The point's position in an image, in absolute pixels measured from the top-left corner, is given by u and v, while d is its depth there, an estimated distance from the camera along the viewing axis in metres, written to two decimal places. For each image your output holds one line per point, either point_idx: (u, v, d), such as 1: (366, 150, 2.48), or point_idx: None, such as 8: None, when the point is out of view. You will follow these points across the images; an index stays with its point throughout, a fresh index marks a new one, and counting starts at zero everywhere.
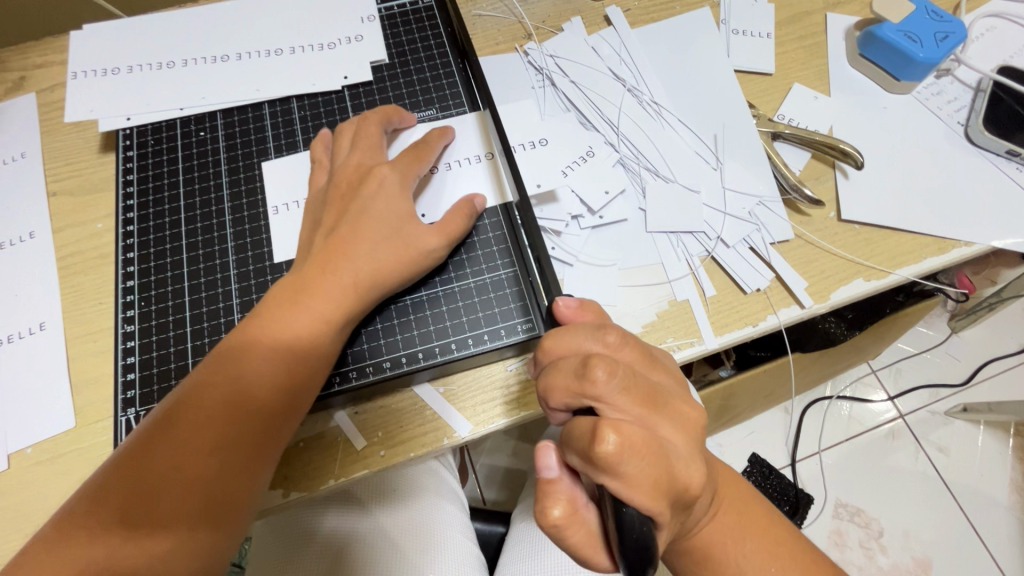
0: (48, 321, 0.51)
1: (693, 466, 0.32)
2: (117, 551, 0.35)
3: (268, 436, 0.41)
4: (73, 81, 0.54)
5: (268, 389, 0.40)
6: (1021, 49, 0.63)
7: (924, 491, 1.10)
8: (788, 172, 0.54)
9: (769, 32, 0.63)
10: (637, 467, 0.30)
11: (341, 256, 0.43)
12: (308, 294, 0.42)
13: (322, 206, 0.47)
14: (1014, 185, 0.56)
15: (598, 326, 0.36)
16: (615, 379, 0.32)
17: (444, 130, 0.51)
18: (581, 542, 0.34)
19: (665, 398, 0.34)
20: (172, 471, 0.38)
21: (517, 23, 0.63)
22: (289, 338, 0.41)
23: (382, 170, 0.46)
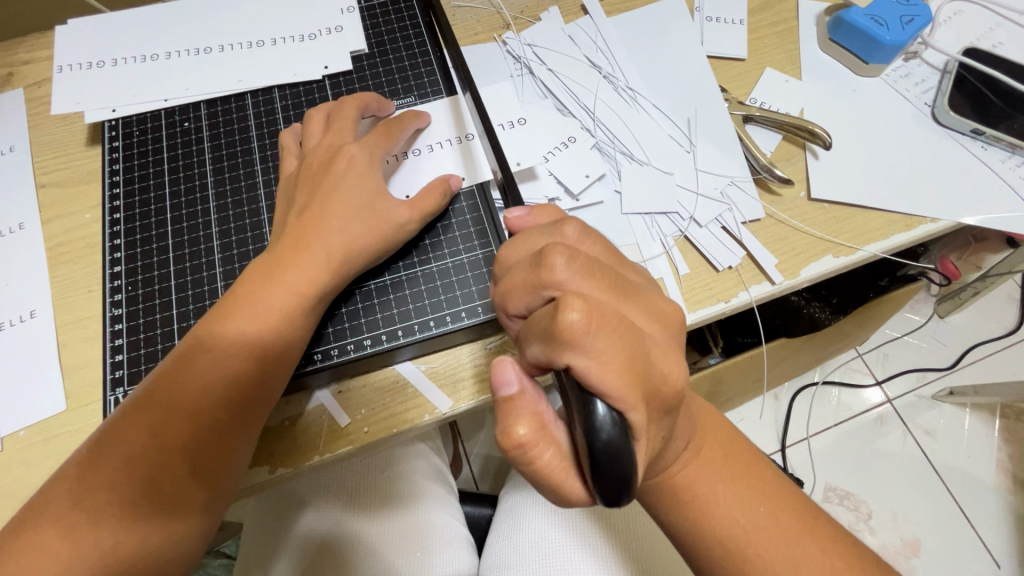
0: (39, 309, 0.52)
1: (669, 357, 0.32)
2: (86, 533, 0.38)
3: (246, 406, 0.42)
4: (59, 74, 0.55)
5: (244, 365, 0.41)
6: (987, 32, 0.65)
7: (911, 473, 1.12)
8: (759, 154, 0.56)
9: (741, 19, 0.64)
10: (605, 345, 0.29)
11: (315, 235, 0.44)
12: (281, 269, 0.43)
13: (293, 187, 0.48)
14: (980, 164, 0.58)
15: (556, 223, 0.37)
16: (575, 266, 0.32)
17: (416, 113, 0.53)
18: (550, 463, 0.32)
19: (633, 286, 0.34)
20: (154, 448, 0.40)
21: (496, 14, 0.64)
22: (256, 319, 0.42)
23: (350, 149, 0.47)
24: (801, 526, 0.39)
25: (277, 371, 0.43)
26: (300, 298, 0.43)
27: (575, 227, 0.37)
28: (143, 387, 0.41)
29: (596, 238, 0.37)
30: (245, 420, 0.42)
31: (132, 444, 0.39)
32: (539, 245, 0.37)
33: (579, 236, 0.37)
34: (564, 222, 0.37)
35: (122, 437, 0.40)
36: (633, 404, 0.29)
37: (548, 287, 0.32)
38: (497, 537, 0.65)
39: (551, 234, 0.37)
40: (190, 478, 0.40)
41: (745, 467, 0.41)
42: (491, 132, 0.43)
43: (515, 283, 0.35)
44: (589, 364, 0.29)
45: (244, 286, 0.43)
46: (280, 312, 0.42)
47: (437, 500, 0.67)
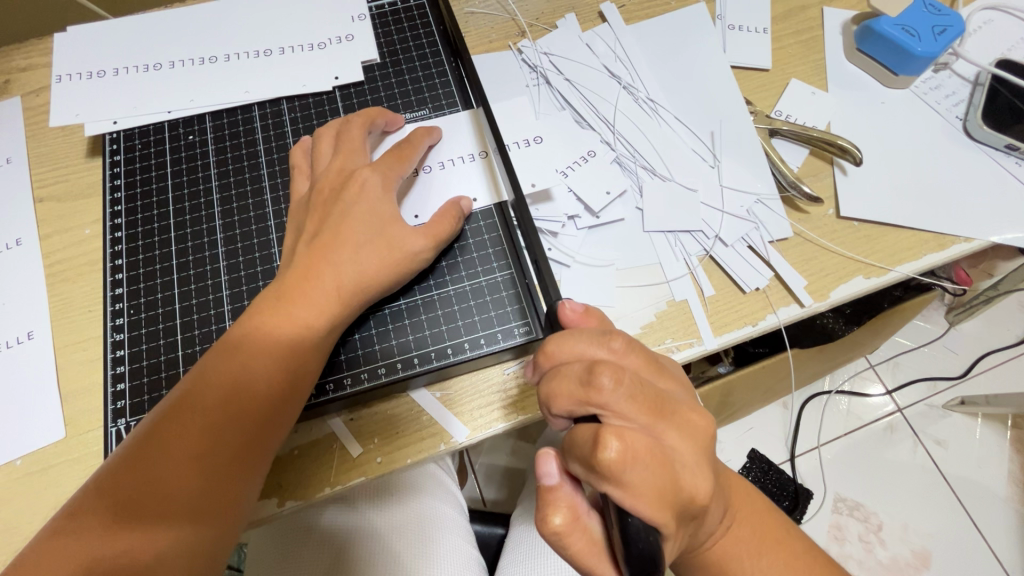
0: (37, 330, 0.50)
1: (703, 478, 0.31)
2: (110, 551, 0.35)
3: (274, 417, 0.40)
4: (57, 85, 0.53)
5: (259, 396, 0.40)
6: (1019, 42, 0.63)
7: (923, 485, 1.11)
8: (787, 169, 0.54)
9: (765, 27, 0.62)
10: (640, 476, 0.29)
11: (324, 261, 0.42)
12: (290, 299, 0.41)
13: (305, 211, 0.46)
14: (1013, 180, 0.56)
15: (603, 332, 0.35)
16: (621, 388, 0.31)
17: (430, 130, 0.50)
18: (583, 550, 0.32)
19: (672, 403, 0.32)
20: (164, 489, 0.37)
21: (511, 21, 0.62)
22: (270, 345, 0.41)
23: (364, 173, 0.45)
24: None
25: (289, 403, 0.41)
26: (310, 328, 0.41)
27: (622, 340, 0.34)
28: (150, 421, 0.39)
29: (641, 349, 0.35)
30: (259, 454, 0.40)
31: (137, 486, 0.37)
32: (582, 351, 0.35)
33: (625, 349, 0.34)
34: (611, 333, 0.34)
35: (127, 479, 0.37)
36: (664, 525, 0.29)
37: (590, 406, 0.32)
38: (508, 562, 0.63)
39: (598, 342, 0.34)
40: (201, 519, 0.38)
41: (778, 541, 0.40)
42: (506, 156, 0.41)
43: (555, 391, 0.33)
44: (629, 490, 0.29)
45: (255, 313, 0.42)
46: (291, 341, 0.41)
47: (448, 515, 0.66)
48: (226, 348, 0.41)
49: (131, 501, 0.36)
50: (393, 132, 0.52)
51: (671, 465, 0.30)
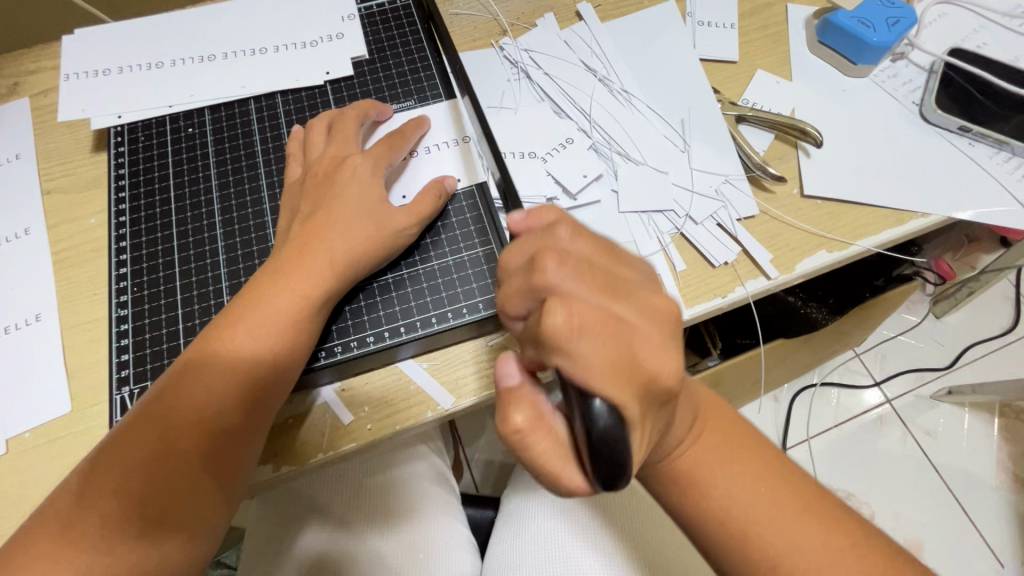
0: (44, 312, 0.53)
1: (666, 357, 0.31)
2: (111, 516, 0.38)
3: (265, 394, 0.43)
4: (65, 83, 0.56)
5: (252, 372, 0.42)
6: (972, 33, 0.66)
7: (912, 473, 1.13)
8: (752, 152, 0.57)
9: (732, 23, 0.66)
10: (590, 346, 0.29)
11: (318, 237, 0.46)
12: (287, 271, 0.45)
13: (300, 195, 0.49)
14: (968, 160, 0.59)
15: (549, 225, 0.36)
16: (566, 268, 0.32)
17: (419, 120, 0.54)
18: (546, 451, 0.33)
19: (626, 285, 0.33)
20: (163, 450, 0.40)
21: (492, 21, 0.66)
22: (266, 313, 0.43)
23: (355, 160, 0.49)
24: (801, 508, 0.40)
25: (279, 381, 0.43)
26: (307, 299, 0.44)
27: (567, 229, 0.36)
28: (151, 395, 0.42)
29: (590, 238, 0.36)
30: (252, 426, 0.42)
31: (141, 451, 0.39)
32: (529, 250, 0.36)
33: (571, 236, 0.35)
34: (555, 224, 0.36)
35: (131, 444, 0.40)
36: (628, 401, 0.29)
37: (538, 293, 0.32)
38: (499, 540, 0.65)
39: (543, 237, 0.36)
40: (197, 486, 0.40)
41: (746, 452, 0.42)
42: (487, 140, 0.44)
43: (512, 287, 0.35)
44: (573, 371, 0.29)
45: (255, 286, 0.45)
46: (289, 309, 0.44)
47: (438, 500, 0.67)
48: (219, 328, 0.43)
49: (134, 465, 0.39)
50: (383, 122, 0.56)
51: (628, 340, 0.30)
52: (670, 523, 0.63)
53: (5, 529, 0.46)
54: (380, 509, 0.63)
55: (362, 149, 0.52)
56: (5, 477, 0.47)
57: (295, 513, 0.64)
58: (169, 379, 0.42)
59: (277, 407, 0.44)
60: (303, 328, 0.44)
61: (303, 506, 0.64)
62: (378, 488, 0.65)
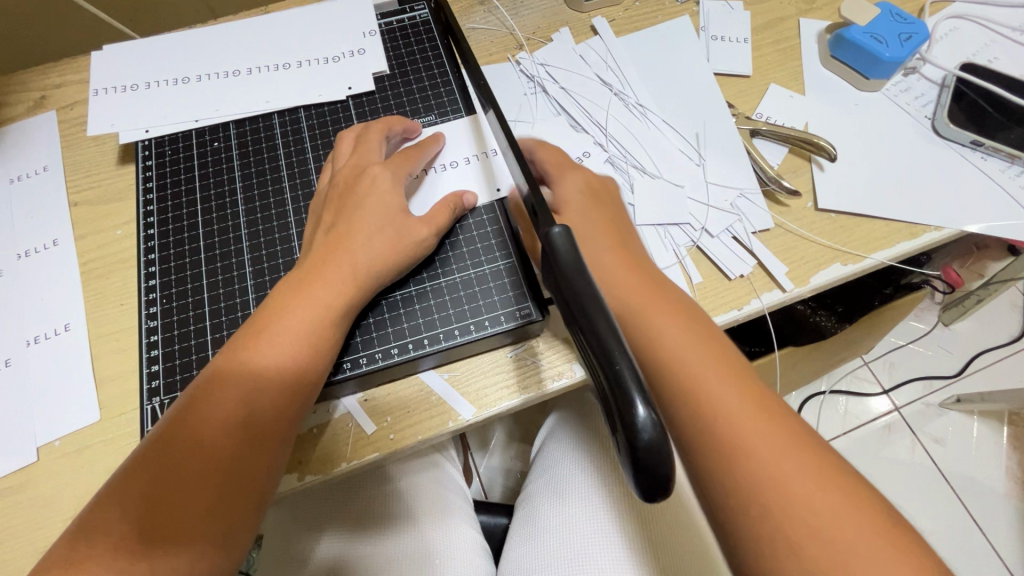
0: (73, 322, 0.54)
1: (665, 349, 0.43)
2: (139, 521, 0.38)
3: (291, 402, 0.43)
4: (94, 97, 0.58)
5: (279, 380, 0.43)
6: (983, 47, 0.67)
7: (921, 482, 1.13)
8: (766, 166, 0.58)
9: (746, 37, 0.67)
10: None
11: (342, 248, 0.47)
12: (315, 281, 0.46)
13: (323, 205, 0.51)
14: (980, 174, 0.60)
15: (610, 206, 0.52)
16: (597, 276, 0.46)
17: (436, 136, 0.56)
18: None
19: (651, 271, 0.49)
20: (193, 456, 0.40)
21: (509, 35, 0.67)
22: (295, 322, 0.44)
23: (375, 169, 0.51)
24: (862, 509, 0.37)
25: (304, 389, 0.44)
26: (329, 307, 0.46)
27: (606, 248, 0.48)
28: (182, 401, 0.43)
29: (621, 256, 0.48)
30: (274, 434, 0.43)
31: (166, 458, 0.40)
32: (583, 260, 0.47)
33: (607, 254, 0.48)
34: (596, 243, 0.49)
35: (159, 451, 0.41)
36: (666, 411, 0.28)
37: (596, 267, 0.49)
38: (515, 546, 0.66)
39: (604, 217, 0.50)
40: (220, 494, 0.40)
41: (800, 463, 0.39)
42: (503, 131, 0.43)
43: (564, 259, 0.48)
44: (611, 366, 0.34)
45: (283, 296, 0.46)
46: (316, 319, 0.45)
47: (453, 509, 0.68)
48: (249, 336, 0.45)
49: (161, 471, 0.40)
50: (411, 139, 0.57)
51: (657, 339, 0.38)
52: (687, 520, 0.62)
53: (35, 536, 0.47)
54: (398, 514, 0.64)
55: (385, 158, 0.53)
56: (36, 483, 0.48)
57: (313, 518, 0.65)
58: (199, 385, 0.43)
59: (302, 416, 0.45)
60: (324, 335, 0.45)
61: (322, 512, 0.65)
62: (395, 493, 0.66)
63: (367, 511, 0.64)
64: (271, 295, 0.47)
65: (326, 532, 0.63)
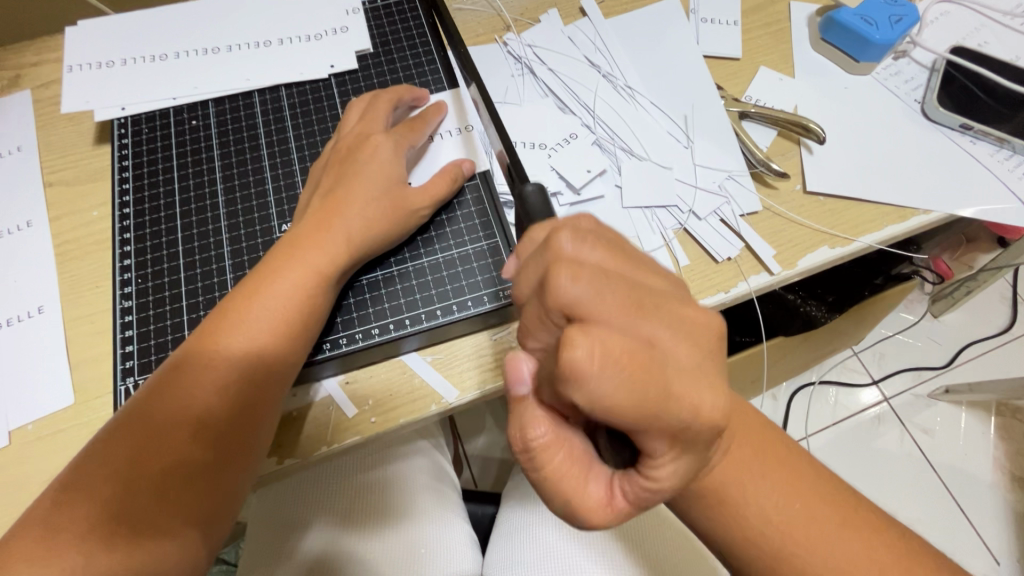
0: (47, 304, 0.53)
1: (696, 381, 0.30)
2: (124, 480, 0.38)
3: (278, 368, 0.43)
4: (68, 74, 0.56)
5: (265, 347, 0.43)
6: (974, 32, 0.67)
7: (909, 472, 1.13)
8: (755, 148, 0.58)
9: (736, 20, 0.66)
10: (619, 390, 0.28)
11: (333, 215, 0.46)
12: (305, 248, 0.45)
13: (322, 168, 0.50)
14: (969, 158, 0.60)
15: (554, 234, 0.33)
16: (583, 283, 0.29)
17: (439, 104, 0.54)
18: (562, 465, 0.33)
19: (652, 298, 0.31)
20: (178, 419, 0.40)
21: (496, 16, 0.66)
22: (281, 290, 0.43)
23: (379, 138, 0.49)
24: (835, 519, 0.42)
25: (292, 356, 0.44)
26: (318, 274, 0.44)
27: (571, 237, 0.33)
28: (170, 363, 0.42)
29: (598, 243, 0.33)
30: (255, 417, 0.42)
31: (147, 428, 0.40)
32: (539, 266, 0.33)
33: (576, 246, 0.33)
34: (556, 233, 0.33)
35: (135, 428, 0.40)
36: (607, 379, 0.27)
37: (560, 314, 0.30)
38: (501, 534, 0.66)
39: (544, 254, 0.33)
40: (205, 465, 0.40)
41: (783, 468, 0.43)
42: (497, 130, 0.43)
43: (561, 462, 0.33)
44: (583, 398, 0.27)
45: (271, 261, 0.45)
46: (303, 287, 0.44)
47: (442, 504, 0.66)
48: (237, 299, 0.44)
49: (143, 441, 0.39)
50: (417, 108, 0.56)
51: (656, 365, 0.29)
52: (670, 519, 0.63)
53: (7, 520, 0.46)
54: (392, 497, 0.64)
55: (391, 128, 0.52)
56: (6, 468, 0.47)
57: (308, 493, 0.64)
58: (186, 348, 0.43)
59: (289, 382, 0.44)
60: (309, 315, 0.44)
61: (316, 489, 0.64)
62: (394, 474, 0.66)
63: (363, 494, 0.64)
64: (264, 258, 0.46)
65: (319, 511, 0.63)
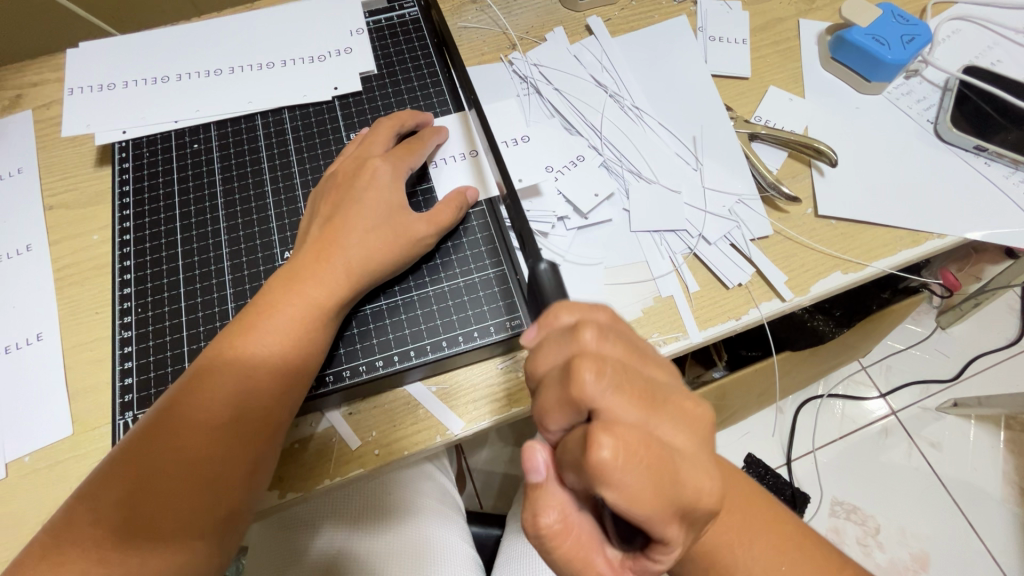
0: (46, 332, 0.52)
1: (708, 477, 0.30)
2: (123, 525, 0.37)
3: (278, 401, 0.42)
4: (69, 97, 0.56)
5: (264, 380, 0.41)
6: (985, 50, 0.66)
7: (918, 487, 1.11)
8: (765, 171, 0.56)
9: (744, 38, 0.65)
10: (637, 480, 0.27)
11: (325, 250, 0.45)
12: (304, 280, 0.44)
13: (322, 196, 0.49)
14: (983, 180, 0.59)
15: (570, 328, 0.32)
16: (604, 381, 0.30)
17: (438, 129, 0.53)
18: (573, 549, 0.32)
19: (664, 395, 0.31)
20: (175, 459, 0.39)
21: (502, 34, 0.65)
22: (280, 323, 0.42)
23: (375, 164, 0.48)
24: None
25: (292, 388, 0.42)
26: (319, 308, 0.43)
27: (593, 331, 0.32)
28: (168, 397, 0.41)
29: (617, 337, 0.33)
30: (261, 442, 0.41)
31: (145, 469, 0.38)
32: (553, 356, 0.32)
33: (598, 340, 0.32)
34: (580, 325, 0.32)
35: (132, 469, 0.38)
36: (626, 482, 0.27)
37: (580, 409, 0.30)
38: (504, 561, 0.64)
39: (567, 343, 0.32)
40: (206, 505, 0.39)
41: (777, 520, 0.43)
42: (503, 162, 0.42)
43: (571, 546, 0.32)
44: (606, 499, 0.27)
45: (269, 294, 0.44)
46: (305, 322, 0.43)
47: (445, 523, 0.65)
48: (236, 331, 0.43)
49: (140, 483, 0.38)
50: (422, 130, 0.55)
51: (672, 463, 0.29)
52: None
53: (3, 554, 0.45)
54: (396, 514, 0.63)
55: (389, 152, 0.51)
56: (3, 501, 0.46)
57: (312, 512, 0.63)
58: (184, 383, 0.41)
59: (290, 415, 0.43)
60: (317, 336, 0.44)
61: (320, 507, 0.63)
62: (399, 492, 0.65)
63: (367, 513, 0.63)
64: (264, 287, 0.45)
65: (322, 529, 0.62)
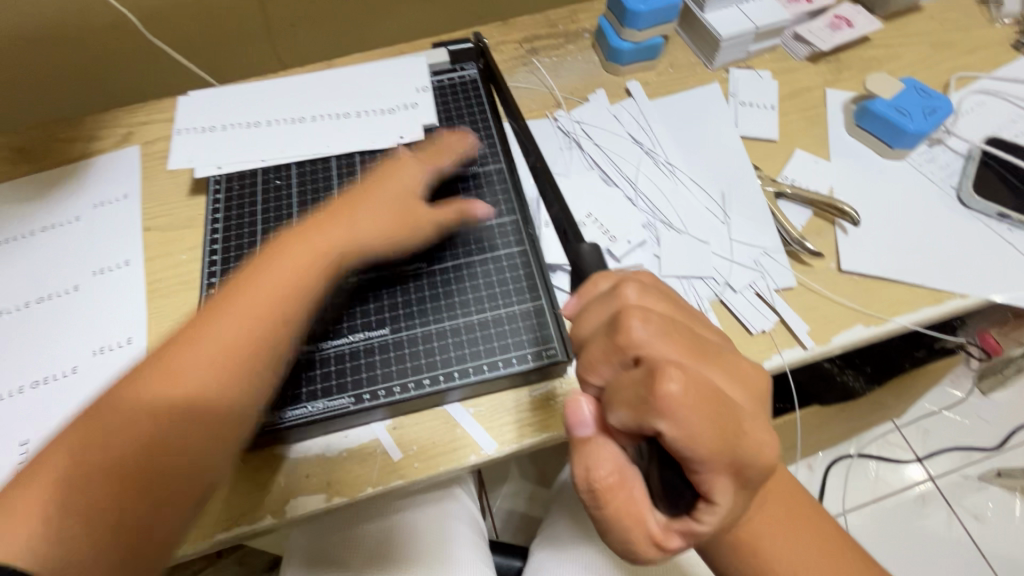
0: (135, 337, 0.59)
1: (757, 425, 0.33)
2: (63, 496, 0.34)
3: (249, 354, 0.41)
4: (176, 136, 0.65)
5: (239, 338, 0.41)
6: (1008, 123, 0.70)
7: (959, 560, 1.07)
8: (790, 227, 0.61)
9: (773, 105, 0.71)
10: (695, 417, 0.31)
11: (313, 228, 0.47)
12: (284, 252, 0.45)
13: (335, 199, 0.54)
14: (1007, 245, 0.61)
15: (614, 289, 0.39)
16: (650, 327, 0.35)
17: (463, 136, 0.61)
18: (626, 504, 0.34)
19: (708, 347, 0.36)
20: (129, 418, 0.37)
21: (548, 94, 0.73)
22: (260, 289, 0.43)
23: (397, 161, 0.55)
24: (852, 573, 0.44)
25: (266, 339, 0.42)
26: (305, 271, 0.45)
27: (635, 290, 0.38)
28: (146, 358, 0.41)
29: (658, 297, 0.39)
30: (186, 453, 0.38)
31: (87, 436, 0.36)
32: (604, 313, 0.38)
33: (639, 296, 0.38)
34: (623, 286, 0.39)
35: (80, 434, 0.36)
36: (687, 414, 0.31)
37: (630, 354, 0.35)
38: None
39: (612, 302, 0.38)
40: (134, 496, 0.35)
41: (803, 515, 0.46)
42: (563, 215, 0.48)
43: (621, 502, 0.34)
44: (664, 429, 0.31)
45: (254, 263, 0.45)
46: (285, 287, 0.44)
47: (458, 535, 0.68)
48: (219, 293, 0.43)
49: (85, 449, 0.36)
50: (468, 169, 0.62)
51: (723, 404, 0.32)
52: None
53: None
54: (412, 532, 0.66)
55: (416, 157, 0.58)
56: None
57: (330, 524, 0.66)
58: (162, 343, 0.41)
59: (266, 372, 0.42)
60: (286, 307, 0.43)
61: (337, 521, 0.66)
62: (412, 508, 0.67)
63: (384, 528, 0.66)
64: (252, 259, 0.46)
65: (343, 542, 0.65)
